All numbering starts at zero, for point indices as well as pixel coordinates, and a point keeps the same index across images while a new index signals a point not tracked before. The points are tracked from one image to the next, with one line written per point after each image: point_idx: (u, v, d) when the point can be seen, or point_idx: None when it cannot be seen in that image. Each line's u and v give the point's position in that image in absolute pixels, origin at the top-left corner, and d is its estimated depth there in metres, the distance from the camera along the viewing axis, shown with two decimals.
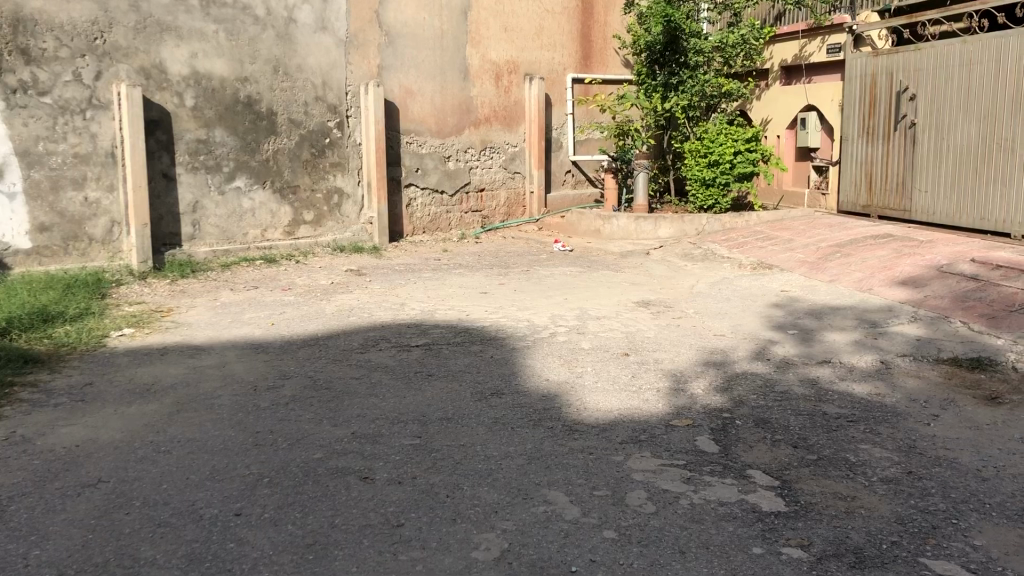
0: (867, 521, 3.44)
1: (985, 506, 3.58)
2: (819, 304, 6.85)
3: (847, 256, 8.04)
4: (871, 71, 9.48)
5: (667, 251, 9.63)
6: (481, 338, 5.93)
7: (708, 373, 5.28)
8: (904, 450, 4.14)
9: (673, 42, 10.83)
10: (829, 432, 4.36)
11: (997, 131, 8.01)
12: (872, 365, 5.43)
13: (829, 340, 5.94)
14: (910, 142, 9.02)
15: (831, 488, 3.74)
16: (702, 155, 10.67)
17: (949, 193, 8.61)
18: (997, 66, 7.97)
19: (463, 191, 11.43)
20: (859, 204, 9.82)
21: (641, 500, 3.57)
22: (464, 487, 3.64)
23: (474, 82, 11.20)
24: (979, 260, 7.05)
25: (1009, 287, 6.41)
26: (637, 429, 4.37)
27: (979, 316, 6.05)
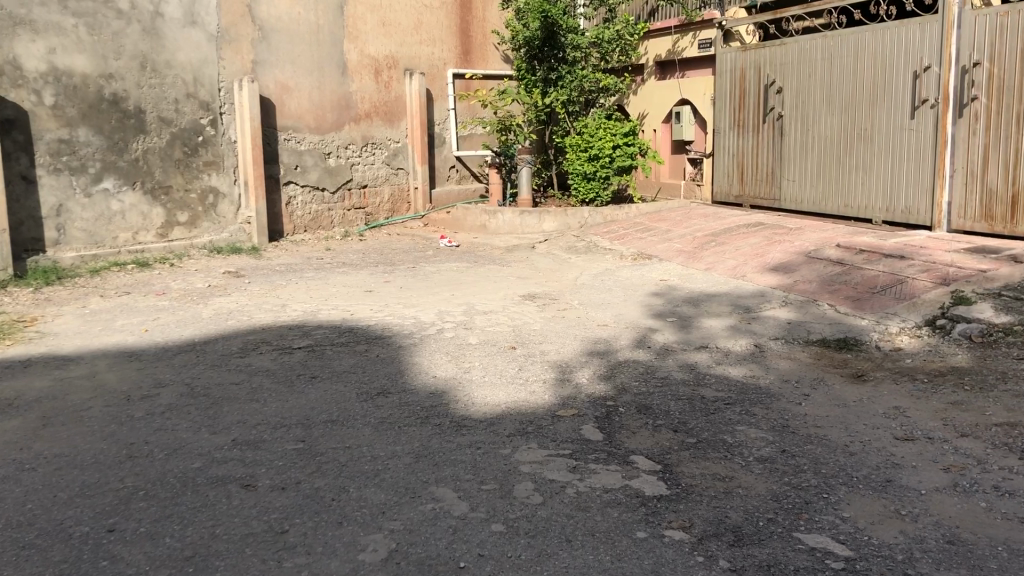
0: (744, 500, 3.57)
1: (852, 479, 3.76)
2: (697, 292, 7.06)
3: (723, 244, 8.32)
4: (740, 65, 9.82)
5: (552, 244, 9.74)
6: (366, 337, 5.86)
7: (592, 363, 5.38)
8: (778, 429, 4.31)
9: (551, 38, 10.93)
10: (708, 415, 4.50)
11: (857, 123, 8.42)
12: (746, 348, 5.63)
13: (706, 326, 6.12)
14: (777, 133, 9.39)
15: (710, 469, 3.86)
16: (582, 149, 10.82)
17: (815, 182, 9.00)
18: (855, 61, 8.38)
19: (345, 188, 11.28)
20: (733, 194, 10.18)
21: (529, 492, 3.60)
22: (350, 489, 3.59)
23: (353, 78, 11.04)
24: (843, 246, 7.41)
25: (871, 270, 6.75)
26: (523, 421, 4.40)
27: (845, 298, 6.36)
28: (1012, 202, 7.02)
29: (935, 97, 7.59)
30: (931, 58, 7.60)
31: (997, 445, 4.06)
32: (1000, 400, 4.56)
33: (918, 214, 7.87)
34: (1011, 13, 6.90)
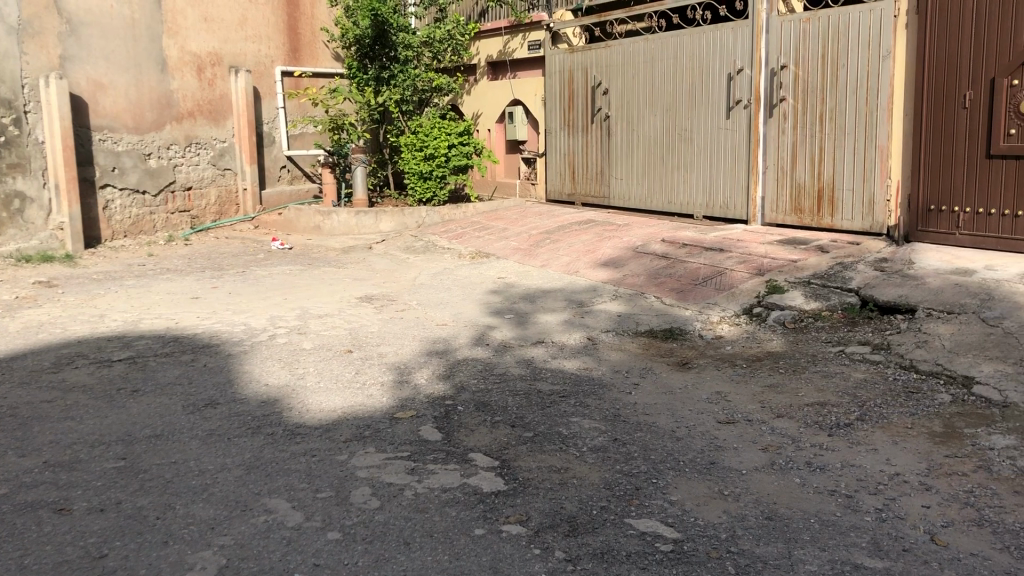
0: (579, 489, 3.66)
1: (679, 463, 3.93)
2: (532, 288, 7.18)
3: (556, 242, 8.50)
4: (568, 67, 10.07)
5: (389, 244, 9.66)
6: (193, 346, 5.61)
7: (430, 363, 5.36)
8: (610, 419, 4.45)
9: (381, 37, 10.80)
10: (544, 409, 4.58)
11: (678, 123, 8.79)
12: (580, 342, 5.77)
13: (542, 322, 6.24)
14: (605, 133, 9.69)
15: (546, 462, 3.93)
16: (417, 148, 10.77)
17: (641, 180, 9.34)
18: (675, 63, 8.75)
19: (168, 191, 10.78)
20: (565, 192, 10.42)
21: (365, 497, 3.54)
22: (177, 506, 3.42)
23: (173, 75, 10.56)
24: (669, 240, 7.73)
25: (693, 263, 7.08)
26: (360, 425, 4.33)
27: (670, 291, 6.64)
28: (819, 196, 7.52)
29: (748, 97, 8.02)
30: (743, 61, 8.03)
31: (809, 423, 4.34)
32: (811, 381, 4.90)
33: (737, 209, 8.31)
34: (812, 19, 7.38)
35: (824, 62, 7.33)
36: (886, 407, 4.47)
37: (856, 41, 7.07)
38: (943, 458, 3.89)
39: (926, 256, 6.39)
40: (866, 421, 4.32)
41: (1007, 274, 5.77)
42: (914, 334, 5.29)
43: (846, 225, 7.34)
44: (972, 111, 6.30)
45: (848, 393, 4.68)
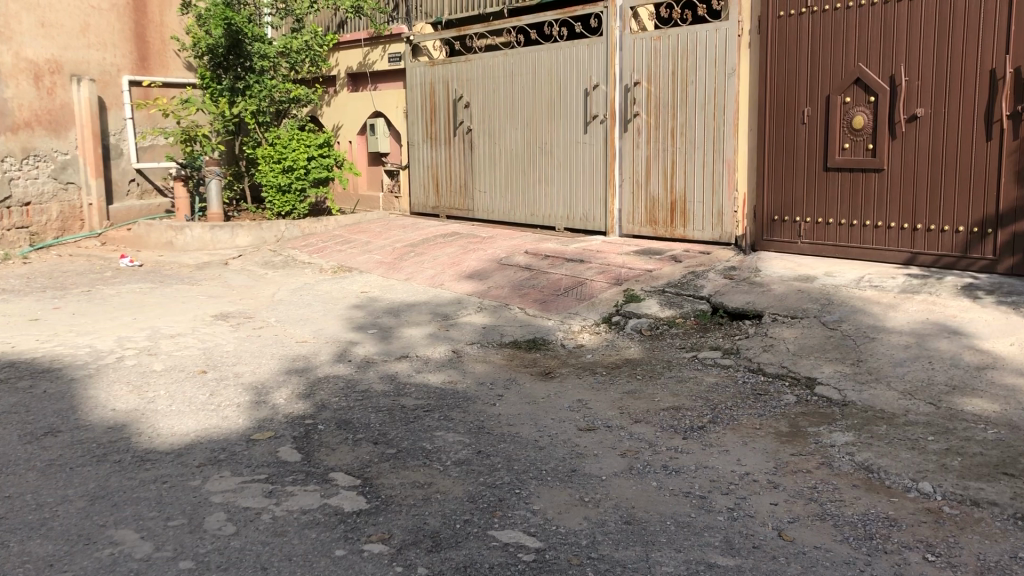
0: (442, 504, 3.64)
1: (542, 472, 3.97)
2: (396, 302, 7.12)
3: (420, 255, 8.47)
4: (429, 79, 10.08)
5: (246, 259, 9.38)
6: (31, 371, 5.27)
7: (290, 382, 5.22)
8: (474, 431, 4.46)
9: (236, 46, 10.49)
10: (407, 424, 4.54)
11: (538, 136, 8.93)
12: (444, 355, 5.76)
13: (405, 336, 6.19)
14: (467, 145, 9.75)
15: (409, 478, 3.90)
16: (275, 160, 10.51)
17: (503, 193, 9.44)
18: (533, 78, 8.89)
19: (3, 206, 10.15)
20: (429, 205, 10.40)
21: (220, 523, 3.41)
22: (11, 544, 3.20)
23: (7, 83, 9.98)
24: (531, 252, 7.83)
25: (555, 274, 7.19)
26: (215, 449, 4.17)
27: (533, 301, 6.72)
28: (672, 208, 7.79)
29: (604, 112, 8.24)
30: (598, 77, 8.24)
31: (666, 427, 4.48)
32: (666, 386, 5.06)
33: (595, 221, 8.50)
34: (662, 37, 7.66)
35: (675, 78, 7.61)
36: (736, 409, 4.66)
37: (704, 59, 7.38)
38: (789, 457, 4.09)
39: (771, 264, 6.72)
40: (719, 423, 4.50)
41: (844, 279, 6.14)
42: (761, 338, 5.55)
43: (698, 235, 7.63)
44: (810, 127, 6.69)
45: (701, 397, 4.86)
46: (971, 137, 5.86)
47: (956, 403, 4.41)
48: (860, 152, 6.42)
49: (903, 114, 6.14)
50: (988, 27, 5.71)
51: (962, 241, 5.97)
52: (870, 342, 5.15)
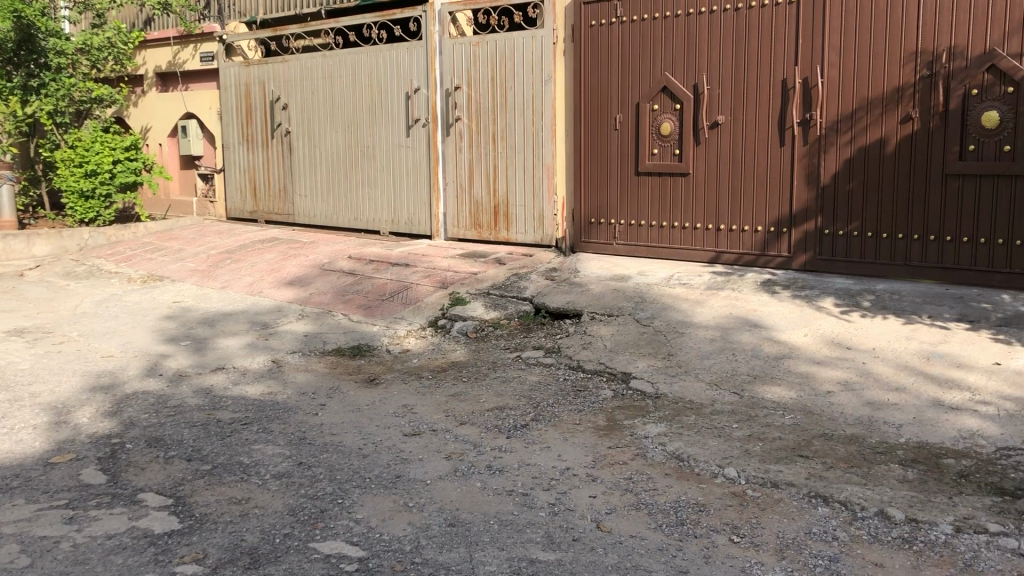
0: (261, 519, 3.52)
1: (365, 481, 3.92)
2: (212, 312, 6.84)
3: (237, 262, 8.17)
4: (244, 80, 9.76)
5: (45, 270, 8.74)
6: None
7: (94, 399, 4.90)
8: (295, 442, 4.34)
9: (27, 41, 9.72)
10: (224, 439, 4.37)
11: (360, 139, 8.83)
12: (264, 365, 5.58)
13: (222, 347, 5.95)
14: (286, 148, 9.50)
15: (226, 494, 3.75)
16: (76, 164, 9.86)
17: (325, 197, 9.26)
18: (354, 80, 8.78)
19: None
20: (246, 210, 10.06)
21: (12, 556, 3.16)
22: None
23: None
24: (354, 257, 7.73)
25: (379, 278, 7.13)
26: (7, 476, 3.86)
27: (356, 307, 6.63)
28: (495, 211, 7.86)
29: (426, 116, 8.23)
30: (419, 80, 8.24)
31: (490, 428, 4.54)
32: (490, 387, 5.11)
33: (420, 225, 8.47)
34: (481, 43, 7.74)
35: (494, 83, 7.70)
36: (558, 406, 4.78)
37: (521, 65, 7.50)
38: (607, 450, 4.23)
39: (589, 265, 6.95)
40: (540, 421, 4.60)
41: (656, 278, 6.43)
42: (581, 336, 5.71)
43: (520, 238, 7.74)
44: (623, 133, 6.96)
45: (524, 395, 4.96)
46: (768, 143, 6.27)
47: (757, 392, 4.71)
48: (668, 157, 6.75)
49: (706, 121, 6.51)
50: (780, 40, 6.13)
51: (761, 239, 6.40)
52: (680, 338, 5.42)
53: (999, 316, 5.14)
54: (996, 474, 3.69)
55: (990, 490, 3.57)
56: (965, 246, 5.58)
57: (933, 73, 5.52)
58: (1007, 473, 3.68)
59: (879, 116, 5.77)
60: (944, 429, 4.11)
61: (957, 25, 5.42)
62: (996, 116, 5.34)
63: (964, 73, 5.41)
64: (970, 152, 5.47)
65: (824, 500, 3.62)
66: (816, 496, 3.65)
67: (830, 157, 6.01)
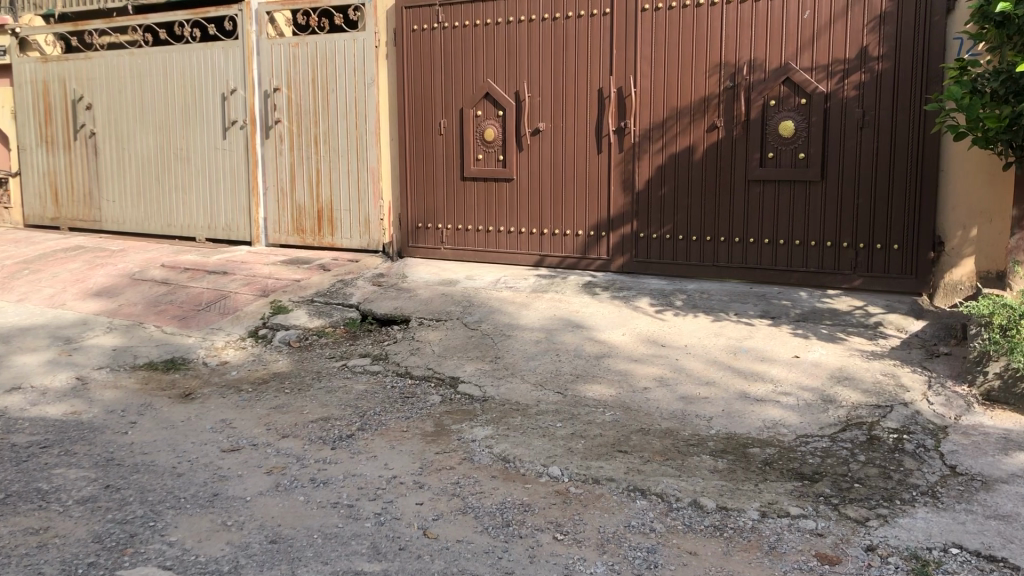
0: (61, 549, 3.28)
1: (180, 501, 3.73)
2: (7, 327, 6.32)
3: (36, 272, 7.58)
4: (42, 77, 9.09)
5: None
6: None
7: None
8: (101, 464, 4.07)
9: None
10: (19, 465, 4.04)
11: (172, 141, 8.40)
12: (66, 383, 5.20)
13: (18, 365, 5.51)
14: (91, 150, 8.92)
15: (21, 524, 3.46)
16: None
17: (135, 203, 8.77)
18: (165, 79, 8.35)
19: None
20: (47, 216, 9.36)
21: None
22: None
23: None
24: (168, 265, 7.35)
25: (195, 287, 6.82)
26: None
27: (171, 318, 6.31)
28: (319, 216, 7.68)
29: (243, 118, 7.93)
30: (236, 81, 7.93)
31: (313, 439, 4.42)
32: (315, 398, 4.98)
33: (239, 230, 8.15)
34: (300, 44, 7.54)
35: (314, 86, 7.52)
36: (384, 414, 4.72)
37: (342, 68, 7.37)
38: (433, 455, 4.22)
39: (416, 270, 6.92)
40: (367, 430, 4.53)
41: (483, 282, 6.49)
42: (408, 342, 5.68)
43: (345, 243, 7.59)
44: (447, 138, 7.00)
45: (349, 405, 4.86)
46: (587, 149, 6.46)
47: (580, 391, 4.83)
48: (492, 163, 6.83)
49: (528, 127, 6.64)
50: (596, 51, 6.33)
51: (582, 243, 6.59)
52: (506, 340, 5.49)
53: (797, 312, 5.52)
54: (796, 460, 3.95)
55: (791, 476, 3.81)
56: (767, 247, 5.95)
57: (735, 84, 5.86)
58: (806, 458, 3.95)
59: (688, 125, 6.07)
60: (750, 419, 4.36)
61: (755, 40, 5.76)
62: (791, 126, 5.72)
63: (762, 84, 5.77)
64: (770, 159, 5.84)
65: (643, 493, 3.75)
66: (635, 490, 3.78)
67: (644, 163, 6.26)
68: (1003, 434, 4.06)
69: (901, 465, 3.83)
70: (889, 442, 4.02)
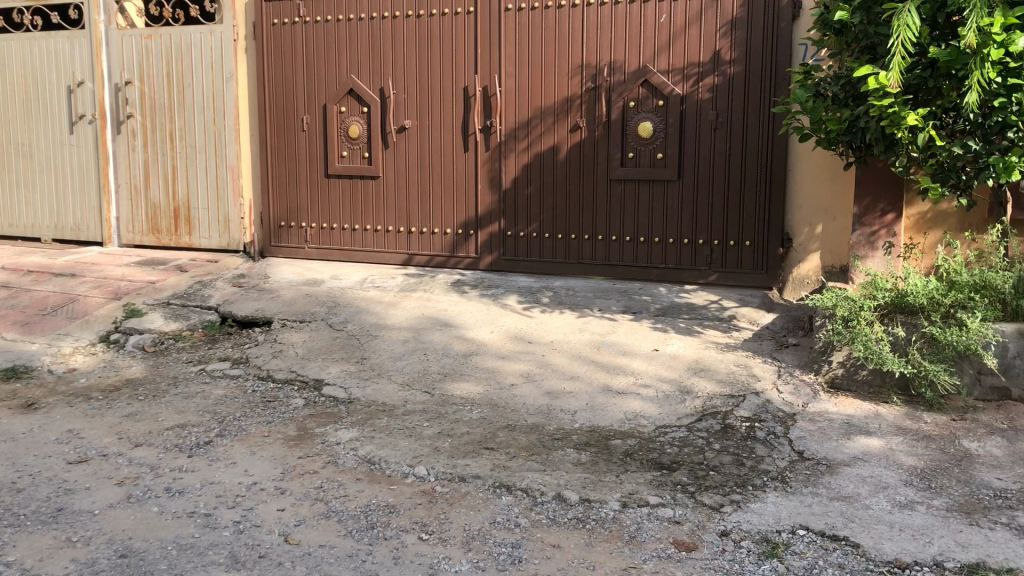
0: None
1: (19, 517, 3.50)
2: None
3: None
4: None
5: None
6: None
7: None
8: None
9: None
10: None
11: (13, 135, 7.90)
12: None
13: None
14: None
15: None
16: None
17: None
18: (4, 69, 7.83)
19: None
20: None
21: None
22: None
23: None
24: (10, 268, 6.91)
25: (40, 290, 6.43)
26: None
27: (12, 324, 5.93)
28: (175, 215, 7.37)
29: (92, 112, 7.51)
30: (83, 73, 7.51)
31: (168, 447, 4.24)
32: (171, 404, 4.78)
33: (88, 230, 7.73)
34: (153, 36, 7.22)
35: (169, 79, 7.21)
36: (244, 419, 4.57)
37: (198, 62, 7.09)
38: (296, 460, 4.12)
39: (280, 270, 6.76)
40: (226, 436, 4.38)
41: (349, 282, 6.39)
42: (271, 345, 5.53)
43: (204, 243, 7.32)
44: (310, 135, 6.87)
45: (207, 411, 4.68)
46: (452, 148, 6.45)
47: (447, 390, 4.82)
48: (357, 160, 6.75)
49: (393, 125, 6.58)
50: (460, 49, 6.34)
51: (450, 241, 6.59)
52: (372, 341, 5.42)
53: (658, 307, 5.68)
54: (656, 450, 4.06)
55: (651, 466, 3.91)
56: (629, 244, 6.10)
57: (597, 85, 5.98)
58: (665, 448, 4.06)
59: (552, 125, 6.15)
60: (612, 412, 4.46)
61: (616, 42, 5.89)
62: (650, 127, 5.89)
63: (622, 86, 5.91)
64: (630, 159, 5.99)
65: (508, 489, 3.77)
66: (500, 486, 3.80)
67: (510, 162, 6.30)
68: (845, 420, 4.30)
69: (753, 451, 4.00)
70: (742, 430, 4.18)
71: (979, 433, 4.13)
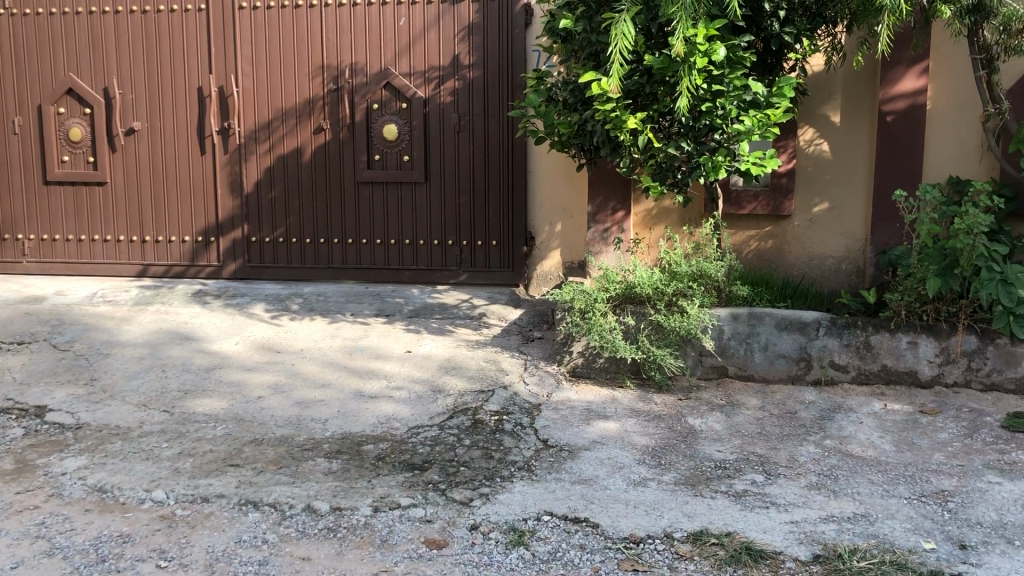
0: None
1: None
2: None
3: None
4: None
5: None
6: None
7: None
8: None
9: None
10: None
11: None
12: None
13: None
14: None
15: None
16: None
17: None
18: None
19: None
20: None
21: None
22: None
23: None
24: None
25: None
26: None
27: None
28: None
29: None
30: None
31: None
32: None
33: None
34: None
35: None
36: None
37: None
38: (13, 496, 3.73)
39: None
40: None
41: (76, 297, 5.91)
42: None
43: None
44: (23, 138, 6.29)
45: None
46: (189, 150, 6.14)
47: (188, 407, 4.56)
48: (80, 166, 6.26)
49: (120, 127, 6.16)
50: (192, 49, 6.03)
51: (189, 250, 6.26)
52: (103, 360, 5.03)
53: (409, 308, 5.70)
54: (407, 451, 4.07)
55: (402, 467, 3.92)
56: (378, 246, 6.08)
57: (338, 87, 5.91)
58: (416, 449, 4.09)
59: (294, 127, 6.01)
60: (364, 417, 4.42)
61: (356, 44, 5.86)
62: (394, 129, 5.91)
63: (365, 88, 5.89)
64: (376, 162, 5.98)
65: (255, 506, 3.63)
66: (246, 503, 3.65)
67: (251, 165, 6.09)
68: (585, 406, 4.53)
69: (501, 444, 4.11)
70: (490, 424, 4.29)
71: (701, 410, 4.50)
